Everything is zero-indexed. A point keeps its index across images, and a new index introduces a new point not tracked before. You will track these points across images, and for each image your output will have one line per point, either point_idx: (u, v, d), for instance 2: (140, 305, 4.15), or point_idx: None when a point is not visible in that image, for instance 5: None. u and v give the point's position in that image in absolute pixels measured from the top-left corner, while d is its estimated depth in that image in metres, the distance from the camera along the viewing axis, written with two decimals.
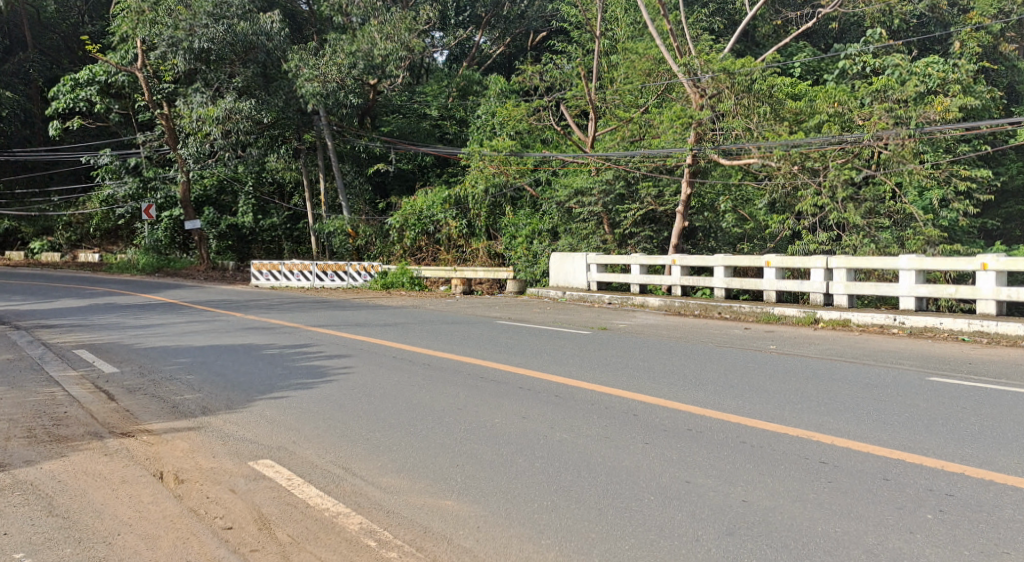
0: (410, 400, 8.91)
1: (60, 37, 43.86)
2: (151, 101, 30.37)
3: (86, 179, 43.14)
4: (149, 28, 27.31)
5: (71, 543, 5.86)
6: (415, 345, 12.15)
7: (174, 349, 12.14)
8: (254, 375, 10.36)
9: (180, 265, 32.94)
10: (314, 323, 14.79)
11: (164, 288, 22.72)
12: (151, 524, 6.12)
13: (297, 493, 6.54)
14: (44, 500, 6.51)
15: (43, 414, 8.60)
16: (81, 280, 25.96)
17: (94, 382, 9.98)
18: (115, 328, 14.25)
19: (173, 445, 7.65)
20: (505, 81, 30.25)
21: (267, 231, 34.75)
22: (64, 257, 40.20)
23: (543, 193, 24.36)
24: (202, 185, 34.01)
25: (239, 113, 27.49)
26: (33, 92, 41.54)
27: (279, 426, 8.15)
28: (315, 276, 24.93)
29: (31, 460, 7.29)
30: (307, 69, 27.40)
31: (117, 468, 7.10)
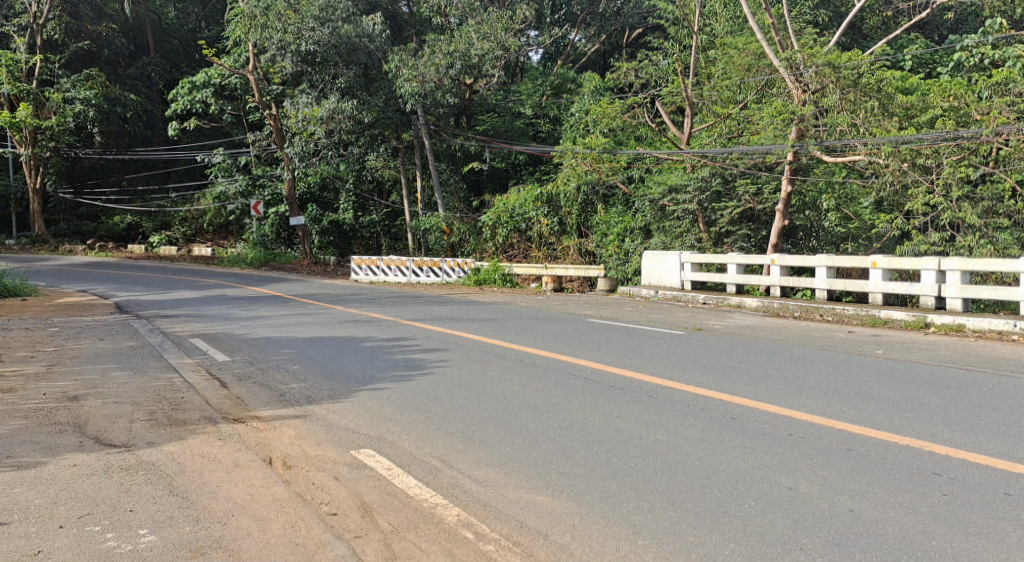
0: (504, 395, 9.04)
1: (177, 43, 46.25)
2: (260, 102, 31.32)
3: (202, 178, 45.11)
4: (259, 32, 28.21)
5: (190, 522, 6.15)
6: (509, 341, 12.30)
7: (279, 340, 12.59)
8: (356, 366, 10.68)
9: (284, 260, 33.92)
10: (411, 317, 15.14)
11: (269, 281, 23.51)
12: (262, 507, 6.40)
13: (397, 482, 6.74)
14: (164, 479, 6.83)
15: (162, 399, 9.04)
16: (192, 274, 26.95)
17: (208, 370, 10.45)
18: (226, 318, 14.87)
19: (281, 432, 7.96)
20: (599, 78, 30.22)
21: (366, 227, 35.61)
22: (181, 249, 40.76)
23: (637, 190, 24.19)
24: (305, 182, 35.09)
25: (342, 113, 28.23)
26: (154, 94, 44.44)
27: (379, 416, 8.39)
28: (412, 272, 25.48)
29: (153, 441, 7.67)
30: (406, 70, 27.70)
31: (230, 452, 7.43)
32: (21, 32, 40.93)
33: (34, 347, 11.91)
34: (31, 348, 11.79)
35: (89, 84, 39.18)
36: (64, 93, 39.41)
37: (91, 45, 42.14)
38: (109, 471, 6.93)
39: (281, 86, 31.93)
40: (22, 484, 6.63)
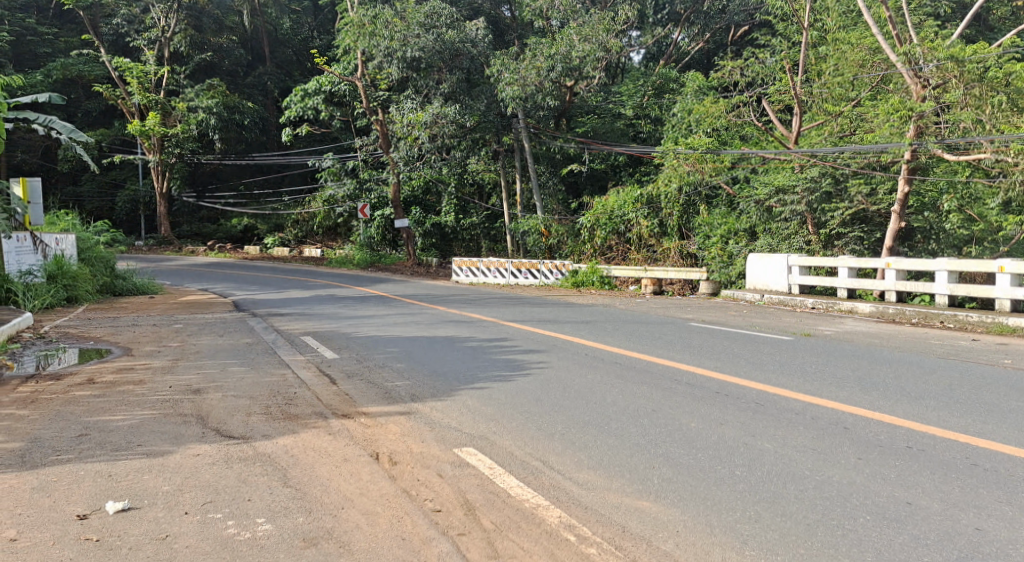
0: (604, 398, 9.08)
1: (292, 51, 48.73)
2: (368, 107, 32.19)
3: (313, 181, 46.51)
4: (368, 40, 29.04)
5: (303, 513, 6.31)
6: (608, 344, 12.32)
7: (385, 338, 12.92)
8: (459, 365, 10.87)
9: (389, 261, 34.63)
10: (512, 318, 15.34)
11: (375, 282, 24.11)
12: (370, 501, 6.54)
13: (499, 482, 6.84)
14: (279, 471, 7.05)
15: (276, 394, 9.41)
16: (302, 274, 27.77)
17: (318, 366, 10.82)
18: (335, 317, 15.37)
19: (387, 429, 8.18)
20: (703, 77, 29.78)
21: (467, 229, 36.03)
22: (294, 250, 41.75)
23: (741, 191, 23.82)
24: (409, 186, 36.08)
25: (445, 117, 28.84)
26: (269, 102, 46.33)
27: (480, 415, 8.55)
28: (511, 274, 25.69)
29: (268, 434, 7.97)
30: (507, 73, 27.84)
31: (340, 446, 7.65)
32: (149, 44, 43.18)
33: (160, 342, 12.53)
34: (157, 343, 12.45)
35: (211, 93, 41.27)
36: (188, 103, 41.38)
37: (213, 56, 44.14)
38: (229, 462, 7.19)
39: (386, 91, 33.07)
40: (152, 470, 6.91)
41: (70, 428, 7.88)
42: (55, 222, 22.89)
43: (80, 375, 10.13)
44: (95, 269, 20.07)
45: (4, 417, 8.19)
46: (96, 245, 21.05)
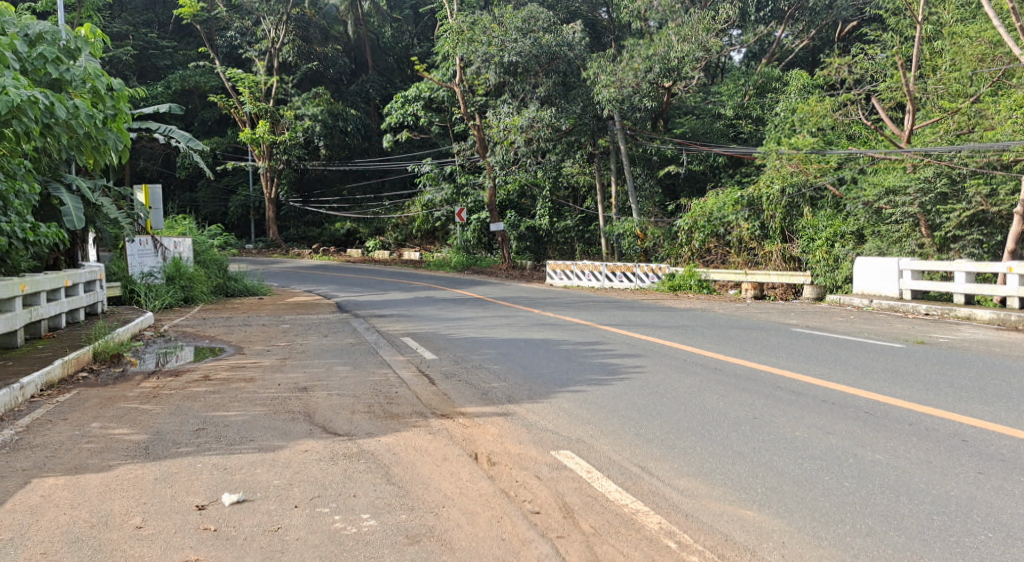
0: (705, 405, 8.96)
1: (393, 59, 49.82)
2: (465, 113, 32.66)
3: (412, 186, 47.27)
4: (467, 46, 29.57)
5: (405, 510, 6.37)
6: (707, 349, 12.13)
7: (483, 340, 13.05)
8: (556, 368, 10.88)
9: (484, 264, 34.93)
10: (608, 321, 15.28)
11: (472, 284, 24.41)
12: (469, 500, 6.55)
13: (597, 486, 6.79)
14: (382, 468, 7.16)
15: (379, 393, 9.62)
16: (400, 277, 28.27)
17: (418, 367, 11.03)
18: (434, 319, 15.62)
19: (485, 429, 8.22)
20: (808, 76, 29.00)
21: (561, 233, 36.02)
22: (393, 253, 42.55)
23: (849, 192, 23.26)
24: (505, 190, 36.44)
25: (541, 122, 28.89)
26: (371, 109, 47.36)
27: (577, 419, 8.53)
28: (605, 277, 25.57)
29: (371, 432, 8.14)
30: (604, 75, 27.76)
31: (440, 445, 7.72)
32: (260, 55, 44.91)
33: (269, 341, 12.99)
34: (266, 342, 12.88)
35: (317, 102, 42.50)
36: (295, 111, 42.69)
37: (319, 65, 45.46)
38: (335, 459, 7.36)
39: (484, 97, 33.32)
40: (262, 465, 7.15)
41: (188, 422, 8.23)
42: (174, 227, 24.01)
43: (196, 371, 10.58)
44: (209, 271, 20.93)
45: (128, 410, 8.61)
46: (211, 249, 21.95)
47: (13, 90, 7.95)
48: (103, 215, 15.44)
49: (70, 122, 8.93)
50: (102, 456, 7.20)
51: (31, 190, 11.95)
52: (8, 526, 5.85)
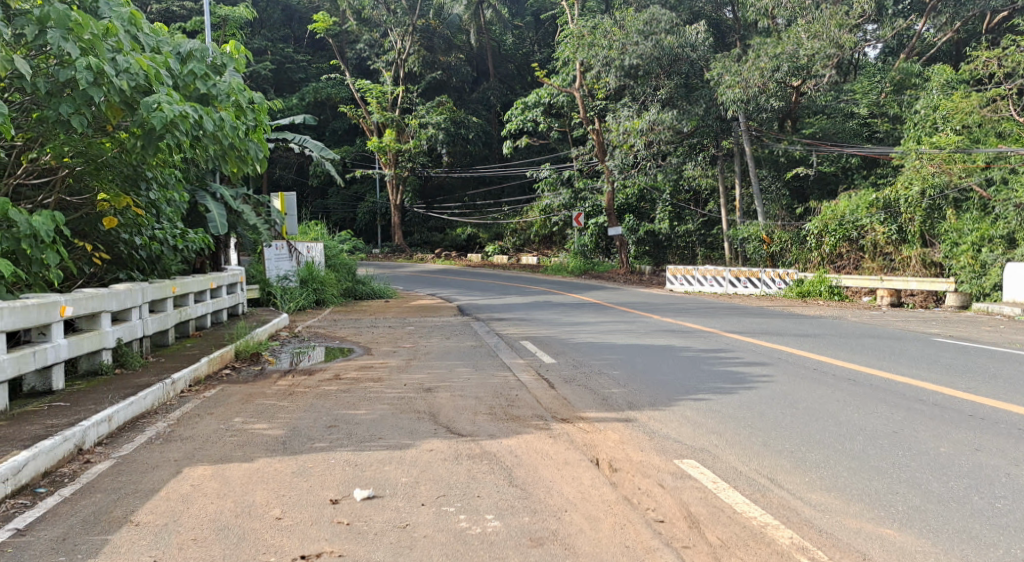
0: (839, 417, 8.73)
1: (514, 66, 50.38)
2: (585, 118, 32.75)
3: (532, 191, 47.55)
4: (587, 50, 29.69)
5: (529, 512, 6.44)
6: (837, 359, 11.80)
7: (602, 346, 13.07)
8: (678, 376, 10.81)
9: (602, 268, 34.84)
10: (732, 328, 15.05)
11: (591, 289, 24.47)
12: (592, 505, 6.57)
13: (724, 497, 6.71)
14: (506, 470, 7.28)
15: (500, 395, 9.79)
16: (521, 281, 28.55)
17: (537, 370, 11.16)
18: (554, 323, 15.74)
19: (606, 435, 8.21)
20: (953, 70, 27.54)
21: (682, 236, 35.50)
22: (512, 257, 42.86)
23: (997, 194, 21.88)
24: (623, 194, 36.32)
25: (662, 124, 28.68)
26: (492, 116, 47.95)
27: (701, 427, 8.45)
28: (728, 282, 25.05)
29: (494, 434, 8.28)
30: (729, 76, 27.21)
31: (561, 450, 7.78)
32: (388, 66, 46.29)
33: (395, 343, 13.39)
34: (392, 344, 13.28)
35: (440, 110, 43.39)
36: (420, 119, 43.73)
37: (442, 74, 46.44)
38: (460, 459, 7.54)
39: (604, 101, 33.22)
40: (391, 463, 7.39)
41: (322, 419, 8.59)
42: (307, 232, 25.05)
43: (327, 370, 11.03)
44: (339, 275, 21.72)
45: (267, 406, 9.06)
46: (341, 254, 22.77)
47: (168, 106, 8.51)
48: (244, 222, 16.08)
49: (216, 134, 9.50)
50: (245, 449, 7.59)
51: (181, 199, 12.80)
52: (163, 512, 6.23)
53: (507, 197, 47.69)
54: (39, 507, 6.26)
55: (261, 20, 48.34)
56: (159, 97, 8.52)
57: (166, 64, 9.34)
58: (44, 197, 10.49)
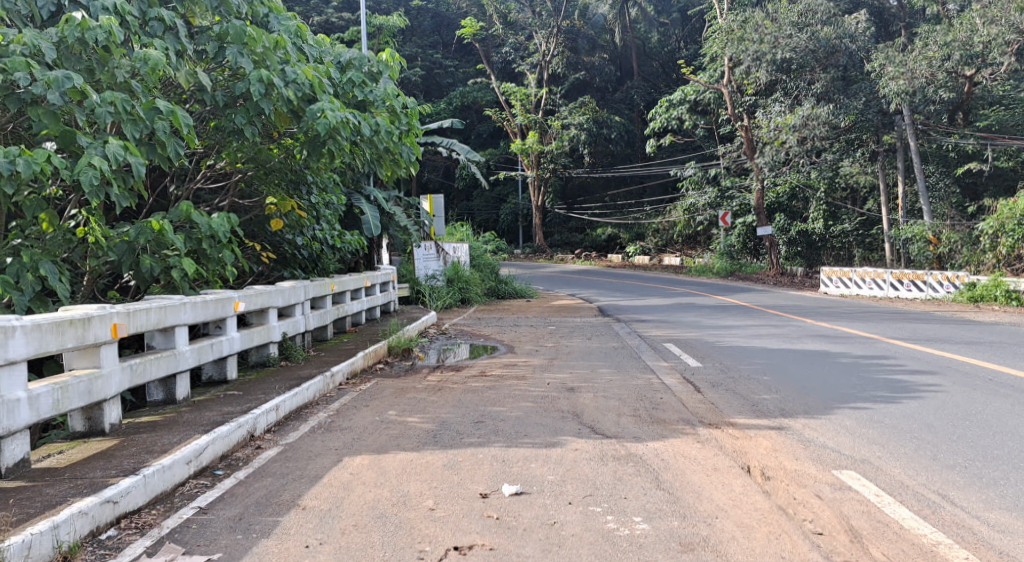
0: (1016, 432, 8.25)
1: (659, 64, 49.84)
2: (733, 114, 32.10)
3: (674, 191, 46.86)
4: (737, 45, 29.10)
5: (678, 517, 6.37)
6: (1010, 369, 11.13)
7: (750, 349, 12.80)
8: (833, 383, 10.44)
9: (750, 270, 34.00)
10: (891, 334, 14.43)
11: (738, 291, 23.94)
12: (745, 514, 6.44)
13: (888, 511, 6.45)
14: (653, 473, 7.23)
15: (644, 398, 9.73)
16: (669, 283, 28.28)
17: (682, 374, 11.02)
18: (699, 326, 15.51)
19: (758, 442, 8.05)
20: None
21: (838, 236, 34.15)
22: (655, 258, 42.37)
23: None
24: (774, 192, 35.37)
25: (817, 118, 27.65)
26: (636, 115, 47.51)
27: (861, 438, 8.14)
28: (890, 285, 24.18)
29: (639, 436, 8.25)
30: (892, 67, 25.67)
31: (710, 455, 7.66)
32: (532, 68, 46.79)
33: (538, 342, 13.52)
34: (536, 343, 13.43)
35: (583, 110, 43.42)
36: (563, 120, 43.95)
37: (586, 75, 46.39)
38: (605, 459, 7.55)
39: (754, 96, 32.32)
40: (537, 460, 7.48)
41: (469, 415, 8.79)
42: (452, 234, 25.65)
43: (474, 368, 11.27)
44: (483, 275, 22.13)
45: (418, 401, 9.34)
46: (484, 254, 23.21)
47: (331, 113, 8.93)
48: (394, 223, 16.83)
49: (373, 139, 9.92)
50: (399, 441, 7.86)
51: (339, 201, 13.38)
52: (326, 498, 6.51)
53: (649, 197, 47.25)
54: (218, 488, 6.66)
55: (411, 27, 49.90)
56: (323, 105, 8.94)
57: (327, 74, 9.84)
58: (219, 201, 11.30)
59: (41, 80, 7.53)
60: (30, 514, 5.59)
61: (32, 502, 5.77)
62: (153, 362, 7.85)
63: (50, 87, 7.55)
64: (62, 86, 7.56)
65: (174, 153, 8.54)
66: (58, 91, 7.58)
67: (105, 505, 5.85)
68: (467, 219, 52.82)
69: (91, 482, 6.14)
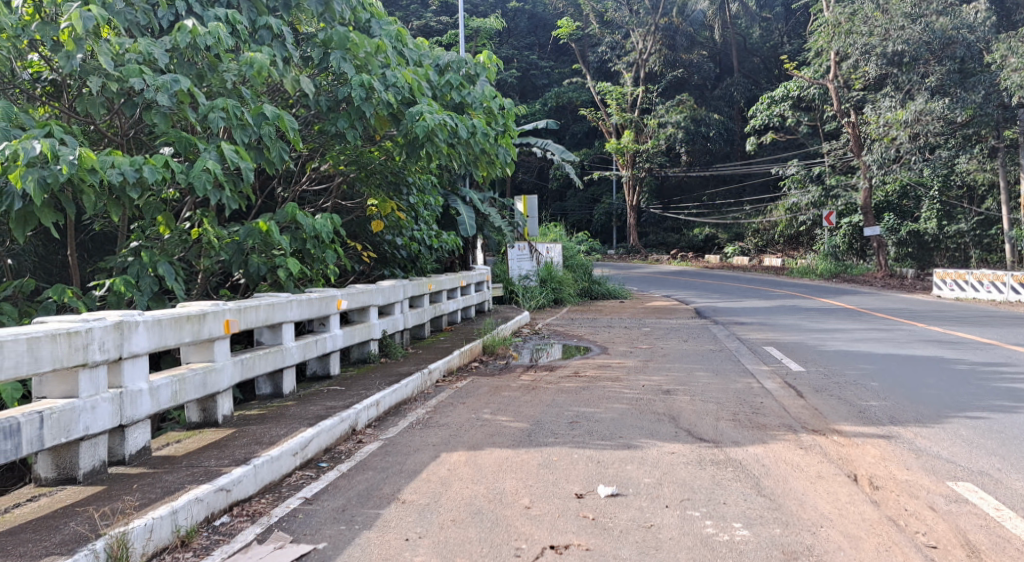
0: None
1: (761, 60, 48.66)
2: (840, 110, 31.14)
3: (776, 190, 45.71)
4: (845, 38, 28.88)
5: (780, 525, 6.17)
6: None
7: (855, 354, 12.36)
8: (945, 391, 9.98)
9: (857, 271, 32.90)
10: (1009, 340, 13.71)
11: (843, 293, 23.19)
12: (852, 523, 6.19)
13: (1009, 527, 6.10)
14: (754, 479, 7.03)
15: (744, 402, 9.49)
16: (771, 284, 27.57)
17: (784, 378, 10.71)
18: (802, 329, 15.06)
19: (865, 450, 7.75)
20: None
21: (953, 237, 32.75)
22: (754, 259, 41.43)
23: None
24: (884, 191, 34.14)
25: (931, 113, 26.51)
26: (736, 113, 46.53)
27: (979, 449, 7.75)
28: (1009, 289, 22.87)
29: (738, 441, 8.04)
30: (1015, 58, 24.13)
31: (815, 462, 7.41)
32: (629, 67, 46.47)
33: (633, 343, 13.35)
34: (631, 344, 13.27)
35: (681, 108, 42.88)
36: (659, 119, 43.55)
37: (684, 72, 45.70)
38: (703, 463, 7.38)
39: (862, 91, 31.29)
40: (633, 462, 7.37)
41: (564, 415, 8.72)
42: (547, 234, 25.65)
43: (569, 368, 11.20)
44: (576, 275, 22.06)
45: (513, 399, 9.32)
46: (578, 254, 23.12)
47: (430, 116, 9.03)
48: (489, 223, 16.96)
49: (469, 141, 9.99)
50: (495, 438, 7.85)
51: (437, 203, 13.51)
52: (425, 493, 6.55)
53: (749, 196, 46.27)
54: (322, 479, 6.77)
55: (509, 29, 50.30)
56: (422, 108, 9.06)
57: (426, 77, 9.94)
58: (323, 202, 11.56)
59: (151, 85, 7.79)
60: (149, 498, 5.75)
61: (152, 488, 5.94)
62: (262, 357, 8.04)
63: (161, 91, 7.82)
64: (170, 89, 7.82)
65: (280, 157, 8.74)
66: (167, 94, 7.85)
67: (219, 492, 6.00)
68: (560, 220, 52.79)
69: (206, 470, 6.31)
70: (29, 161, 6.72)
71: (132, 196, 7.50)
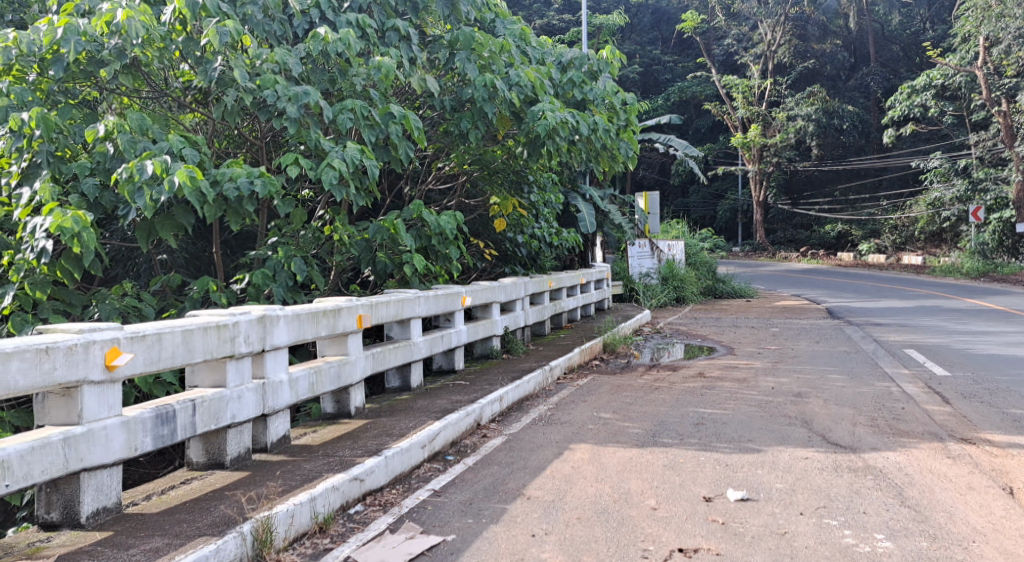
0: None
1: (900, 48, 46.61)
2: (992, 98, 29.31)
3: (915, 185, 43.61)
4: (994, 23, 27.90)
5: (927, 538, 5.81)
6: None
7: (1006, 358, 11.62)
8: None
9: (1007, 271, 30.98)
10: None
11: (991, 293, 21.85)
12: (1008, 539, 5.78)
13: None
14: (896, 488, 6.66)
15: (882, 407, 9.03)
16: (911, 283, 26.26)
17: (927, 382, 10.16)
18: (946, 331, 14.28)
19: (1020, 462, 7.24)
20: None
21: None
22: (891, 257, 39.60)
23: None
24: None
25: None
26: (871, 104, 44.33)
27: None
28: None
29: (877, 447, 7.67)
30: None
31: (963, 473, 6.96)
32: (756, 60, 45.35)
33: (760, 344, 12.95)
34: (758, 345, 12.87)
35: (812, 100, 41.77)
36: (789, 112, 42.38)
37: (817, 63, 44.18)
38: (839, 470, 7.04)
39: (1015, 78, 29.62)
40: (764, 467, 7.11)
41: (689, 416, 8.51)
42: (668, 231, 25.23)
43: (693, 368, 10.94)
44: (700, 273, 21.63)
45: (637, 399, 9.16)
46: (701, 251, 22.67)
47: (551, 114, 8.96)
48: (610, 220, 16.85)
49: (591, 137, 9.89)
50: (619, 437, 7.72)
51: (557, 200, 13.47)
52: (550, 490, 6.48)
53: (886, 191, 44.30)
54: (451, 473, 6.79)
55: (632, 25, 49.99)
56: (544, 106, 9.01)
57: (549, 75, 9.90)
58: (448, 200, 11.68)
59: (283, 95, 8.00)
60: (289, 485, 5.87)
61: (293, 475, 6.07)
62: (392, 351, 8.15)
63: (291, 102, 8.01)
64: (301, 100, 8.00)
65: (406, 155, 8.84)
66: (297, 105, 8.02)
67: (354, 482, 6.09)
68: (682, 216, 51.93)
69: (341, 459, 6.42)
70: (143, 180, 7.09)
71: (251, 209, 7.62)
